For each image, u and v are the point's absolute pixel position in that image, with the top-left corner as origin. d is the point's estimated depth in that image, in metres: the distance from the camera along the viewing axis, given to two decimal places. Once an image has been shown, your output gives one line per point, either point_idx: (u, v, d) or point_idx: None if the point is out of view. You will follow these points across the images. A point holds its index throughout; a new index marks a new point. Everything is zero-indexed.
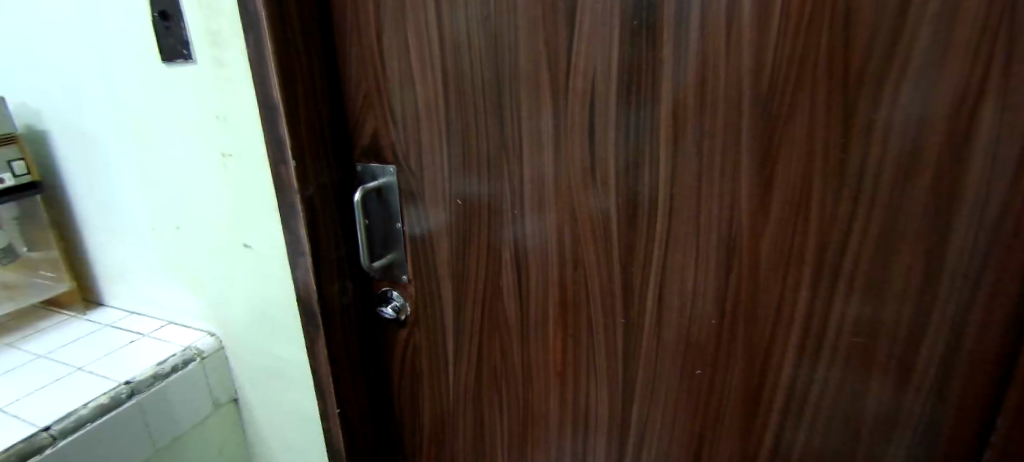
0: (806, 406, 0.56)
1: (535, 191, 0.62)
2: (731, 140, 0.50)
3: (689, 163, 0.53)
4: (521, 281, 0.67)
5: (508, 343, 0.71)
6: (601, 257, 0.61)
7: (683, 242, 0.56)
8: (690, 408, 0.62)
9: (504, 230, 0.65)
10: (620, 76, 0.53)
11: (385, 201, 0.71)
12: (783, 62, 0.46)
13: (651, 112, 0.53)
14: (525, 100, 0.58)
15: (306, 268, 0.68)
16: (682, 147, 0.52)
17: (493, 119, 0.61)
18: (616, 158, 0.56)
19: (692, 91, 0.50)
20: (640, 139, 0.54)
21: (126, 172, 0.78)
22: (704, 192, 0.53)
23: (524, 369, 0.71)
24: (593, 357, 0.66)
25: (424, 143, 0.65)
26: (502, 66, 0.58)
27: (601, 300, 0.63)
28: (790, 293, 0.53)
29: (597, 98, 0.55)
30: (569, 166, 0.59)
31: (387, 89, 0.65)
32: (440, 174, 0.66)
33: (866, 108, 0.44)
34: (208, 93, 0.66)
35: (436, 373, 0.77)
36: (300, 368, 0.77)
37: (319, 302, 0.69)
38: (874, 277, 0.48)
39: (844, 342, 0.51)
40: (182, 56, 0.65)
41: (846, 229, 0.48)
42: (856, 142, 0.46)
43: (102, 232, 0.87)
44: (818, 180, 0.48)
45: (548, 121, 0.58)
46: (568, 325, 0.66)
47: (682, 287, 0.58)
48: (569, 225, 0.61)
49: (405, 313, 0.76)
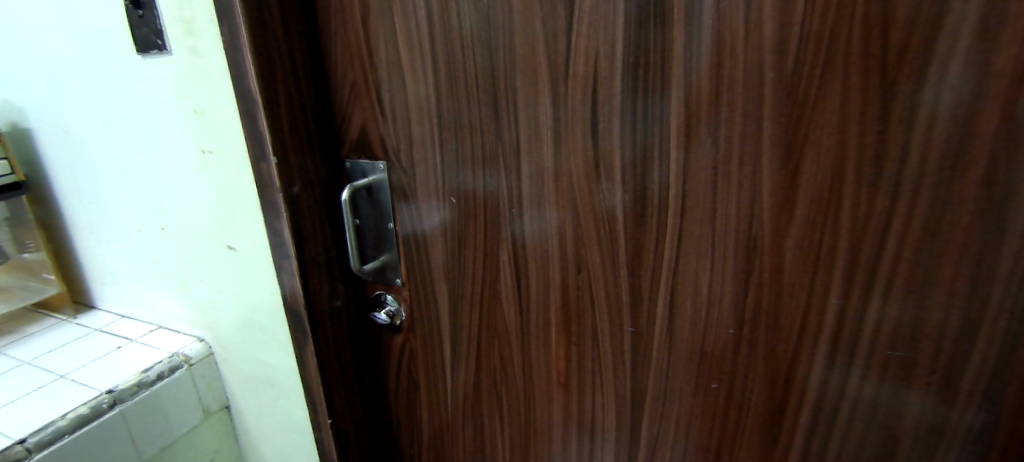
0: (836, 425, 0.50)
1: (535, 187, 0.56)
2: (750, 129, 0.45)
3: (703, 155, 0.47)
4: (521, 284, 0.62)
5: (508, 351, 0.66)
6: (607, 260, 0.55)
7: (696, 244, 0.50)
8: (704, 424, 0.57)
9: (502, 230, 0.60)
10: (625, 60, 0.48)
11: (376, 200, 0.66)
12: (810, 38, 0.40)
13: (660, 96, 0.47)
14: (521, 89, 0.53)
15: (292, 271, 0.63)
16: (695, 137, 0.47)
17: (487, 111, 0.56)
18: (622, 150, 0.51)
19: (707, 76, 0.45)
20: (649, 128, 0.49)
21: (110, 170, 0.75)
22: (719, 187, 0.48)
23: (525, 379, 0.66)
24: (599, 368, 0.61)
25: (416, 137, 0.60)
26: (496, 52, 0.53)
27: (607, 305, 0.57)
28: (819, 301, 0.47)
29: (600, 84, 0.49)
30: (570, 161, 0.54)
31: (375, 80, 0.60)
32: (432, 170, 0.61)
33: (908, 89, 0.38)
34: (186, 87, 0.61)
35: (432, 382, 0.73)
36: (290, 377, 0.73)
37: (306, 307, 0.65)
38: (916, 283, 0.42)
39: (880, 355, 0.46)
40: (157, 47, 0.61)
41: (883, 227, 0.42)
42: (896, 130, 0.40)
43: (89, 231, 0.84)
44: (851, 172, 0.42)
45: (546, 112, 0.53)
46: (572, 332, 0.61)
47: (695, 293, 0.52)
48: (571, 225, 0.56)
49: (400, 318, 0.71)
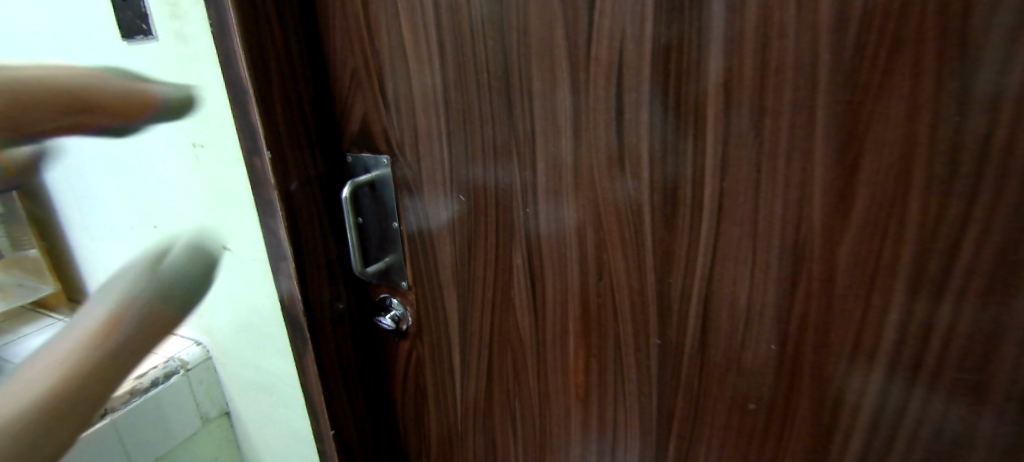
0: (891, 453, 0.44)
1: (552, 184, 0.51)
2: (801, 119, 0.39)
3: (744, 149, 0.41)
4: (536, 290, 0.57)
5: (522, 361, 0.61)
6: (632, 266, 0.50)
7: (734, 250, 0.45)
8: (739, 448, 0.51)
9: (516, 231, 0.55)
10: (655, 42, 0.42)
11: (380, 197, 0.62)
12: (876, 11, 0.34)
13: (696, 82, 0.41)
14: (536, 75, 0.48)
15: (289, 274, 0.59)
16: (735, 129, 0.41)
17: (499, 100, 0.51)
18: (651, 144, 0.45)
19: (751, 58, 0.39)
20: (682, 119, 0.43)
21: (101, 165, 0.71)
22: (763, 186, 0.42)
23: (541, 391, 0.61)
24: (621, 382, 0.55)
25: (421, 129, 0.55)
26: (509, 34, 0.48)
27: (631, 315, 0.52)
28: (876, 316, 0.41)
29: (626, 69, 0.44)
30: (591, 156, 0.48)
31: (377, 66, 0.55)
32: (440, 165, 0.56)
33: (992, 71, 0.32)
34: (173, 76, 0.57)
35: (441, 391, 0.68)
36: (290, 384, 0.69)
37: (306, 312, 0.61)
38: (993, 299, 0.36)
39: (947, 379, 0.40)
40: (141, 32, 0.56)
41: (957, 233, 0.36)
42: (977, 120, 0.33)
43: (83, 229, 0.81)
44: (920, 169, 0.36)
45: (565, 100, 0.48)
46: (592, 343, 0.55)
47: (732, 304, 0.46)
48: (591, 227, 0.51)
49: (406, 323, 0.67)
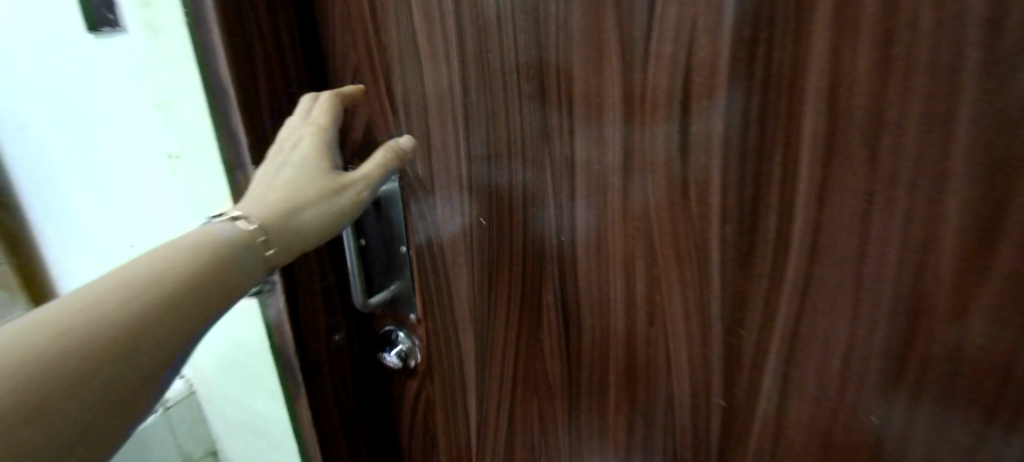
0: None
1: (593, 209, 0.42)
2: (930, 144, 0.27)
3: (849, 179, 0.31)
4: (570, 332, 0.48)
5: (550, 412, 0.52)
6: (692, 313, 0.41)
7: (828, 307, 0.34)
8: None
9: (548, 261, 0.46)
10: (733, 33, 0.32)
11: (386, 216, 0.53)
12: None
13: (787, 87, 0.31)
14: (578, 76, 0.39)
15: (277, 306, 0.51)
16: (838, 152, 0.30)
17: (531, 106, 0.42)
18: (723, 165, 0.35)
19: (865, 57, 0.28)
20: (767, 135, 0.33)
21: (74, 176, 0.63)
22: (871, 230, 0.31)
23: (573, 447, 0.52)
24: (672, 446, 0.46)
25: (436, 140, 0.47)
26: (545, 25, 0.39)
27: (688, 370, 0.43)
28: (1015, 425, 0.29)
29: (694, 69, 0.34)
30: (645, 176, 0.39)
31: (385, 65, 0.46)
32: (457, 182, 0.48)
33: None
34: (146, 75, 0.49)
35: (454, 439, 0.59)
36: (280, 428, 0.61)
37: (296, 349, 0.52)
38: None
39: None
40: (110, 23, 0.48)
41: None
42: None
43: (60, 245, 0.73)
44: None
45: (614, 108, 0.38)
46: (637, 398, 0.46)
47: (821, 373, 0.36)
48: (642, 262, 0.41)
49: (415, 360, 0.58)
